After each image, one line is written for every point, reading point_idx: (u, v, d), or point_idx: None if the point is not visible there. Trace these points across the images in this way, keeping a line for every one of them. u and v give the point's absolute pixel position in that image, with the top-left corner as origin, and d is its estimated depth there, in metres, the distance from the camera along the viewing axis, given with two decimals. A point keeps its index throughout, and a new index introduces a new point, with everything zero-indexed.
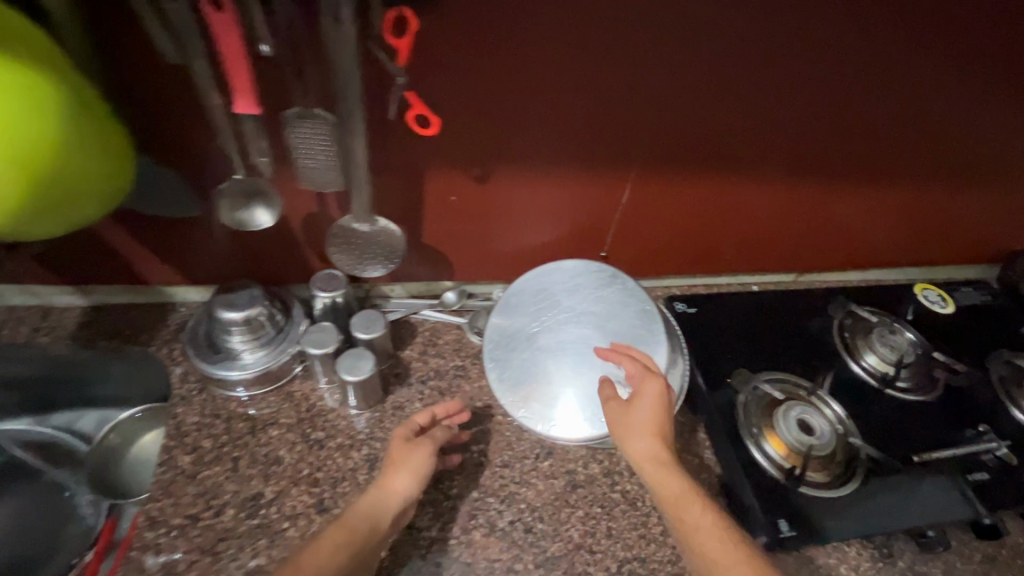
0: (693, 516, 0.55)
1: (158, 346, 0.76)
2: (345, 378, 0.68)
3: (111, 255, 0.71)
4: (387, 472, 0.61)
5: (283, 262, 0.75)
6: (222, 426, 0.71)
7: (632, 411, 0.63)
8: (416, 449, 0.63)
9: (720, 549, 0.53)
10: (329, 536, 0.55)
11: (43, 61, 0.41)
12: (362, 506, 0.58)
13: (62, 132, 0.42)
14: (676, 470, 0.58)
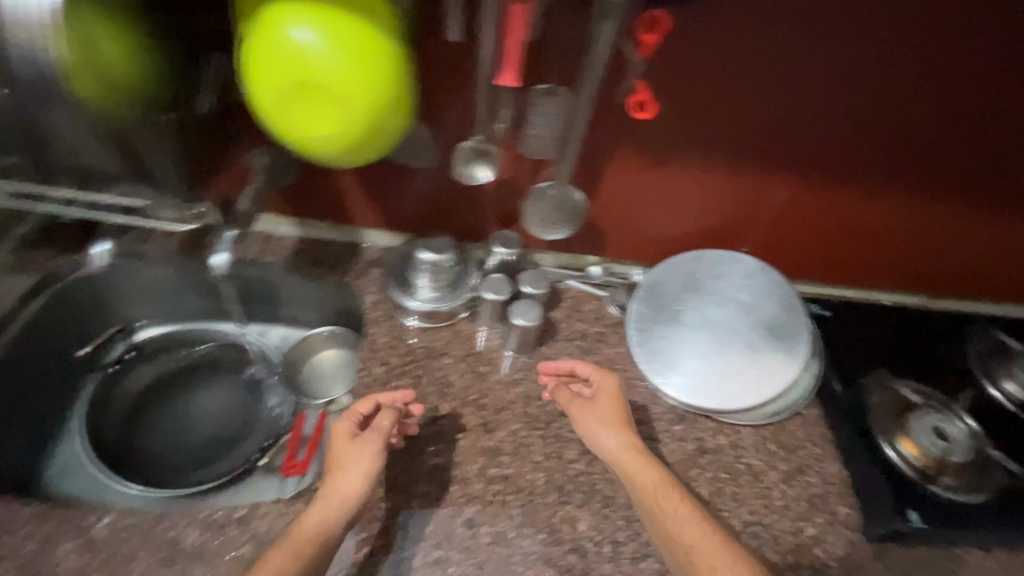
0: (671, 507, 0.65)
1: (353, 277, 0.90)
2: (516, 322, 0.80)
3: (335, 195, 0.86)
4: (332, 475, 0.63)
5: (467, 217, 0.87)
6: (406, 348, 0.83)
7: (595, 412, 0.72)
8: (358, 447, 0.64)
9: (697, 536, 0.62)
10: (275, 557, 0.56)
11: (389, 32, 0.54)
12: (307, 519, 0.60)
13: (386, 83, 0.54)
14: (648, 462, 0.68)
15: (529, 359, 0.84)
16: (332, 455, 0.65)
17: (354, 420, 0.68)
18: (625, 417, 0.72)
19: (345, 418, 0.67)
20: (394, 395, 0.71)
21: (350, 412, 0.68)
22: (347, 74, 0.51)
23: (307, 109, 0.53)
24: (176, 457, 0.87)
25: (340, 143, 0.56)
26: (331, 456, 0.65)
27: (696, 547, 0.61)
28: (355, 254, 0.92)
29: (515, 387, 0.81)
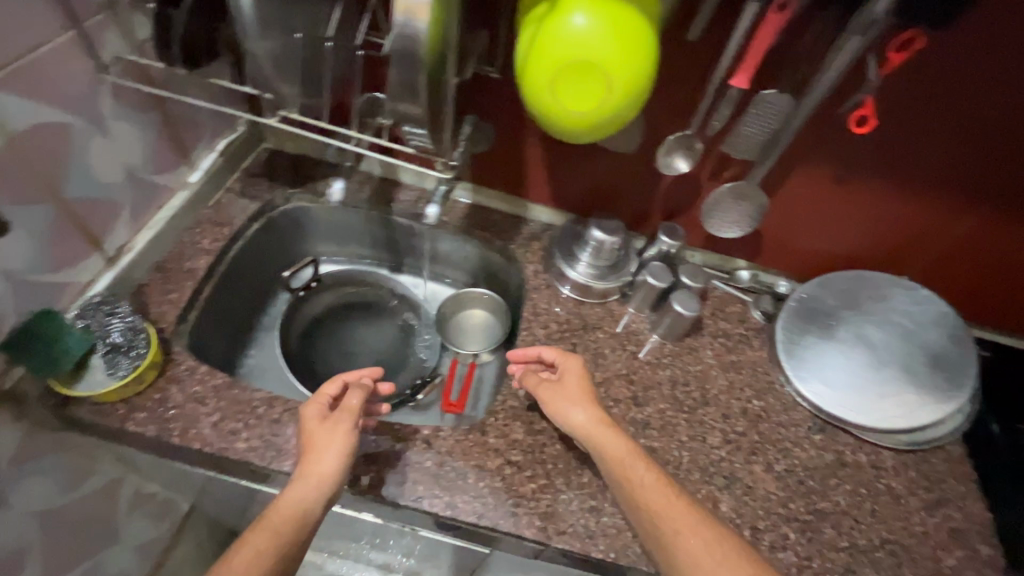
0: (638, 475, 0.62)
1: (517, 246, 0.96)
2: (677, 309, 0.84)
3: (516, 169, 0.92)
4: (308, 459, 0.62)
5: (636, 206, 0.92)
6: (563, 317, 0.89)
7: (563, 394, 0.71)
8: (333, 427, 0.64)
9: (668, 507, 0.59)
10: (253, 537, 0.54)
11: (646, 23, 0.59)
12: (290, 499, 0.58)
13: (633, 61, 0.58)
14: (616, 434, 0.66)
15: (676, 347, 0.89)
16: (307, 438, 0.63)
17: (323, 404, 0.67)
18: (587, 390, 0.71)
19: (314, 403, 0.67)
20: (354, 373, 0.73)
21: (319, 397, 0.68)
22: (622, 56, 0.56)
23: (574, 88, 0.59)
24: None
25: (593, 120, 0.61)
26: (306, 441, 0.64)
27: (674, 518, 0.58)
28: (519, 225, 0.99)
29: (662, 370, 0.85)
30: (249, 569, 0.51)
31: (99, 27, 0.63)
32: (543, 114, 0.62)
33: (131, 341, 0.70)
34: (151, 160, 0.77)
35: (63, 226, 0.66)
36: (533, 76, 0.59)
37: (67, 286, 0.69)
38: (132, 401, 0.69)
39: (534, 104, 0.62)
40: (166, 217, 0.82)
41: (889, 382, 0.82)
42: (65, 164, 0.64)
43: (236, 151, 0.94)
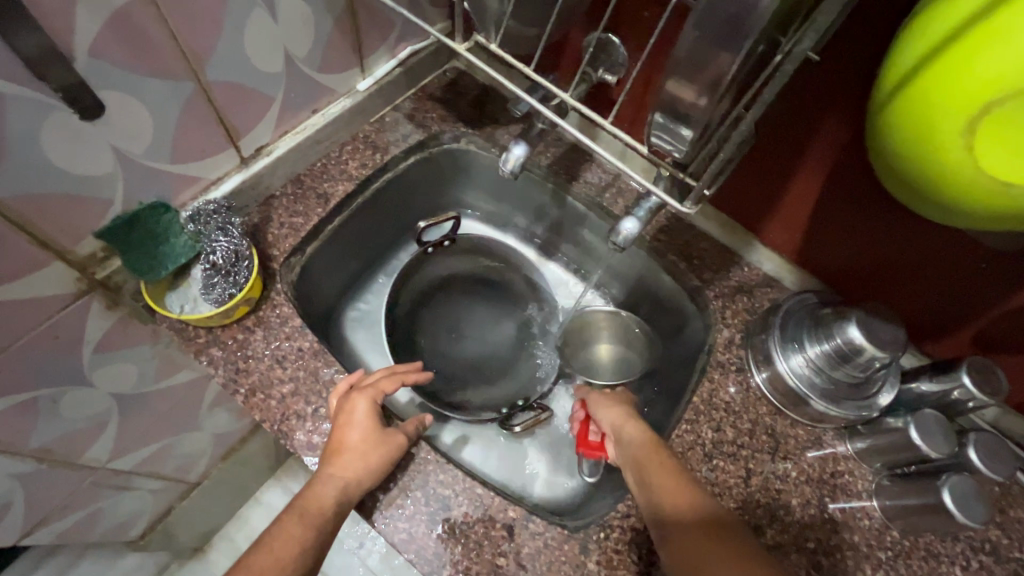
0: (658, 457, 0.54)
1: (715, 296, 0.69)
2: (947, 506, 0.52)
3: (767, 194, 0.63)
4: (335, 461, 0.52)
5: (936, 311, 0.58)
6: (748, 426, 0.62)
7: (607, 397, 0.65)
8: (380, 436, 0.53)
9: (672, 490, 0.50)
10: (290, 524, 0.48)
11: None
12: (317, 496, 0.49)
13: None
14: (644, 427, 0.58)
15: (904, 541, 0.57)
16: (342, 439, 0.53)
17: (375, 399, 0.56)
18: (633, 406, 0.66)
19: (366, 398, 0.55)
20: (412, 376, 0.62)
21: (373, 391, 0.57)
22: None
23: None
24: (444, 367, 0.80)
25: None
26: (338, 438, 0.53)
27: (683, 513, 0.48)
28: (729, 266, 0.70)
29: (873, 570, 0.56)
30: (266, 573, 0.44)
31: None
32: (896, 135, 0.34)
33: (232, 267, 0.59)
34: (318, 53, 0.62)
35: (198, 113, 0.54)
36: (933, 89, 0.30)
37: (191, 180, 0.59)
38: (216, 332, 0.60)
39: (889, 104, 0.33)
40: (318, 124, 0.69)
41: None
42: (215, 38, 0.50)
43: (418, 65, 0.77)
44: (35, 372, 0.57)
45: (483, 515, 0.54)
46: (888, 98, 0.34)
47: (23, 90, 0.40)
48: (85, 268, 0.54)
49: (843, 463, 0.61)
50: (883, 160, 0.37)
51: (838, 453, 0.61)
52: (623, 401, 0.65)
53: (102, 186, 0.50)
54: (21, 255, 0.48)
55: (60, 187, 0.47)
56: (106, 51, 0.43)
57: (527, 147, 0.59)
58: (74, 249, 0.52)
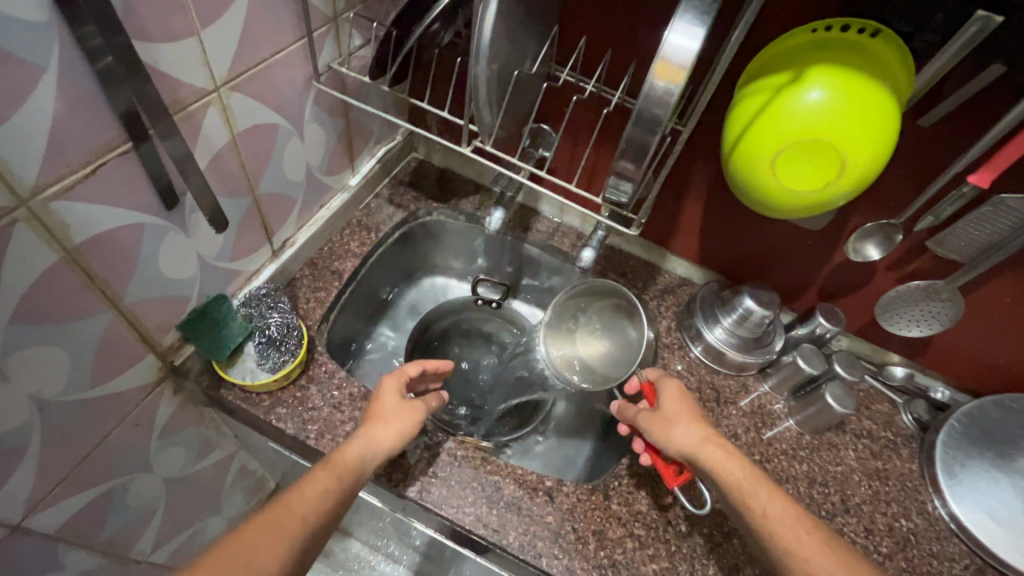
0: (761, 504, 0.58)
1: (651, 298, 0.93)
2: (831, 404, 0.77)
3: (670, 219, 0.89)
4: (373, 423, 0.66)
5: (793, 277, 0.86)
6: (696, 385, 0.85)
7: (662, 417, 0.68)
8: (403, 410, 0.68)
9: (792, 532, 0.56)
10: (319, 476, 0.58)
11: (863, 140, 0.52)
12: (343, 451, 0.61)
13: (818, 159, 0.53)
14: (736, 459, 0.62)
15: (814, 440, 0.81)
16: (378, 405, 0.67)
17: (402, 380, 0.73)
18: (694, 406, 0.70)
19: (394, 377, 0.71)
20: (433, 363, 0.79)
21: (400, 373, 0.73)
22: (820, 165, 0.53)
23: (800, 165, 0.54)
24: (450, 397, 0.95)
25: (809, 200, 0.56)
26: (374, 408, 0.68)
27: (807, 543, 0.55)
28: (654, 276, 0.95)
29: (799, 463, 0.79)
30: (306, 511, 0.55)
31: (322, 38, 0.65)
32: (731, 160, 0.59)
33: (283, 337, 0.71)
34: (327, 163, 0.80)
35: (250, 220, 0.68)
36: (755, 137, 0.55)
37: (239, 274, 0.72)
38: (276, 394, 0.71)
39: (733, 138, 0.58)
40: (326, 216, 0.85)
41: None
42: (266, 161, 0.66)
43: (391, 160, 0.96)
44: (118, 460, 0.64)
45: (527, 489, 0.69)
46: (731, 140, 0.58)
47: (156, 219, 0.54)
48: (165, 357, 0.64)
49: (764, 398, 0.85)
50: (729, 180, 0.61)
51: (759, 391, 0.86)
52: (696, 415, 0.68)
53: (185, 286, 0.62)
54: (128, 351, 0.59)
55: (160, 291, 0.59)
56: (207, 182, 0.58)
57: (504, 211, 0.80)
58: (160, 341, 0.63)
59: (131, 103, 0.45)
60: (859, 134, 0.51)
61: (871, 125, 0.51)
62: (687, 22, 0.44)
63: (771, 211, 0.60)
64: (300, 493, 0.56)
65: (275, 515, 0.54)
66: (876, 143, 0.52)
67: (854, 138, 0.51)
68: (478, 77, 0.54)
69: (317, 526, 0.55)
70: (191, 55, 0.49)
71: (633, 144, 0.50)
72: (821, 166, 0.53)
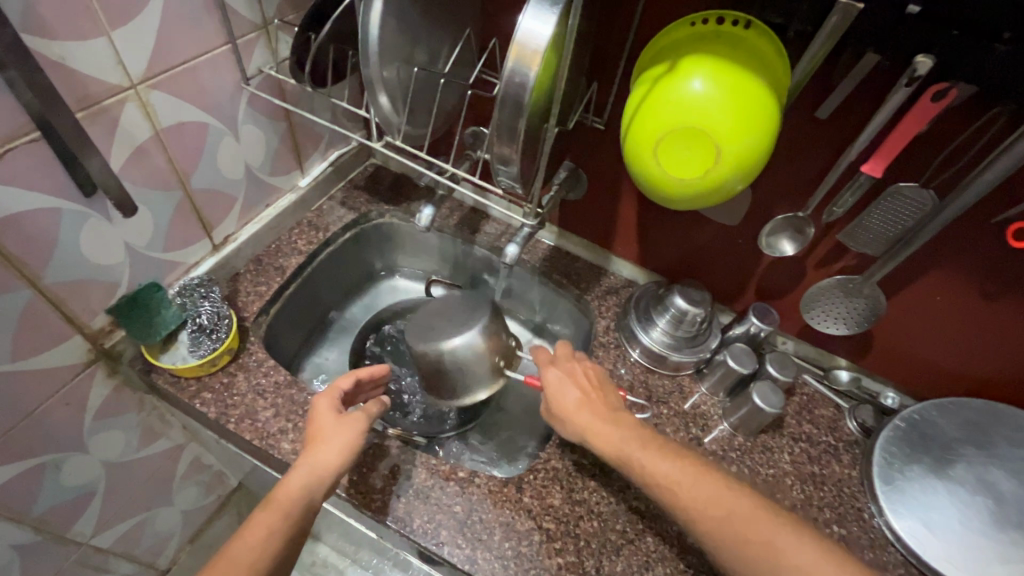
0: (645, 468, 0.61)
1: (593, 298, 0.94)
2: (757, 403, 0.75)
3: (609, 219, 0.90)
4: (314, 447, 0.65)
5: (729, 277, 0.85)
6: (629, 385, 0.84)
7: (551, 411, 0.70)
8: (345, 426, 0.67)
9: (682, 493, 0.58)
10: (263, 516, 0.59)
11: (741, 125, 0.52)
12: (286, 486, 0.61)
13: (701, 146, 0.54)
14: (616, 439, 0.64)
15: (748, 442, 0.80)
16: (315, 427, 0.66)
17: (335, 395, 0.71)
18: (581, 381, 0.70)
19: (326, 396, 0.69)
20: (366, 372, 0.78)
21: (333, 390, 0.72)
22: (706, 151, 0.54)
23: (681, 152, 0.55)
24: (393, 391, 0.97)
25: (696, 188, 0.57)
26: (313, 429, 0.67)
27: (693, 497, 0.58)
28: (598, 277, 0.96)
29: (728, 465, 0.77)
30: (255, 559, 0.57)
31: (250, 43, 0.70)
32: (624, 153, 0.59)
33: (214, 325, 0.75)
34: (269, 163, 0.84)
35: (184, 213, 0.73)
36: (639, 127, 0.56)
37: (176, 265, 0.76)
38: (204, 380, 0.74)
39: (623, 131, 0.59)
40: (272, 215, 0.89)
41: (989, 532, 0.69)
42: (198, 158, 0.71)
43: (344, 164, 1.01)
44: (48, 437, 0.68)
45: (439, 479, 0.70)
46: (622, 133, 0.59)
47: (73, 204, 0.58)
48: (96, 340, 0.68)
49: (700, 398, 0.84)
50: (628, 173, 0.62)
51: (696, 393, 0.84)
52: (570, 399, 0.68)
53: (114, 273, 0.66)
54: (53, 331, 0.63)
55: (86, 275, 0.63)
56: (131, 176, 0.63)
57: (433, 210, 0.82)
58: (88, 324, 0.67)
59: (34, 94, 0.49)
60: (735, 120, 0.52)
61: (746, 111, 0.52)
62: (541, 10, 0.46)
63: (670, 202, 0.60)
64: (243, 540, 0.58)
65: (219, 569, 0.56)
66: (755, 128, 0.53)
67: (731, 124, 0.52)
68: (371, 73, 0.57)
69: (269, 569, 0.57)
70: (102, 54, 0.54)
71: (505, 129, 0.51)
72: (704, 152, 0.54)
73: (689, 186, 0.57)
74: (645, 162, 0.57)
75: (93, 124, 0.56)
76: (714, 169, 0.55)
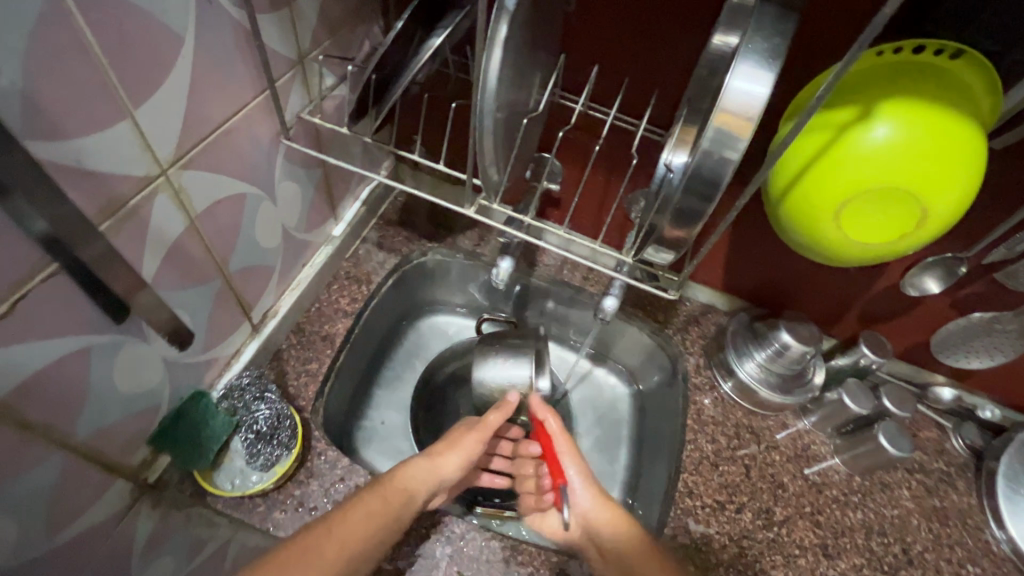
0: (651, 571, 0.56)
1: (674, 332, 0.85)
2: (884, 445, 0.70)
3: None
4: (438, 448, 0.63)
5: (830, 302, 0.78)
6: (733, 429, 0.77)
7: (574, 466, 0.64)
8: (471, 435, 0.65)
9: None
10: (368, 500, 0.56)
11: (950, 183, 0.44)
12: (403, 474, 0.59)
13: (895, 207, 0.45)
14: (626, 529, 0.59)
15: (865, 481, 0.75)
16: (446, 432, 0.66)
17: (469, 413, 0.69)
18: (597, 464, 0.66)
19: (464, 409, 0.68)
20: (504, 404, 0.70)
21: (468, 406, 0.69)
22: (901, 212, 0.45)
23: (871, 214, 0.46)
24: None
25: (884, 250, 0.48)
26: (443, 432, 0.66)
27: None
28: (675, 306, 0.88)
29: (854, 512, 0.72)
30: (336, 552, 0.51)
31: (287, 86, 0.55)
32: (783, 206, 0.50)
33: (274, 430, 0.62)
34: (306, 220, 0.70)
35: (223, 302, 0.59)
36: (816, 184, 0.46)
37: (216, 362, 0.62)
38: (271, 496, 0.62)
39: (784, 182, 0.49)
40: (310, 275, 0.75)
41: None
42: (235, 238, 0.56)
43: (376, 199, 0.87)
44: None
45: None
46: (782, 183, 0.49)
47: (103, 337, 0.44)
48: (138, 476, 0.56)
49: (807, 437, 0.78)
50: (778, 227, 0.52)
51: (800, 430, 0.78)
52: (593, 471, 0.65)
53: (153, 395, 0.53)
54: (90, 484, 0.49)
55: (122, 409, 0.50)
56: (165, 282, 0.49)
57: (512, 259, 0.71)
58: (130, 462, 0.54)
59: (50, 223, 0.35)
60: (943, 179, 0.43)
61: (959, 164, 0.43)
62: (753, 66, 0.35)
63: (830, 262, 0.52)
64: (343, 521, 0.54)
65: (311, 539, 0.51)
66: (966, 185, 0.44)
67: (938, 184, 0.43)
68: (483, 133, 0.45)
69: (353, 559, 0.52)
70: (124, 141, 0.39)
71: (682, 207, 0.41)
72: (898, 214, 0.45)
73: (867, 249, 0.48)
74: (814, 221, 0.48)
75: (119, 234, 0.42)
76: (906, 233, 0.46)
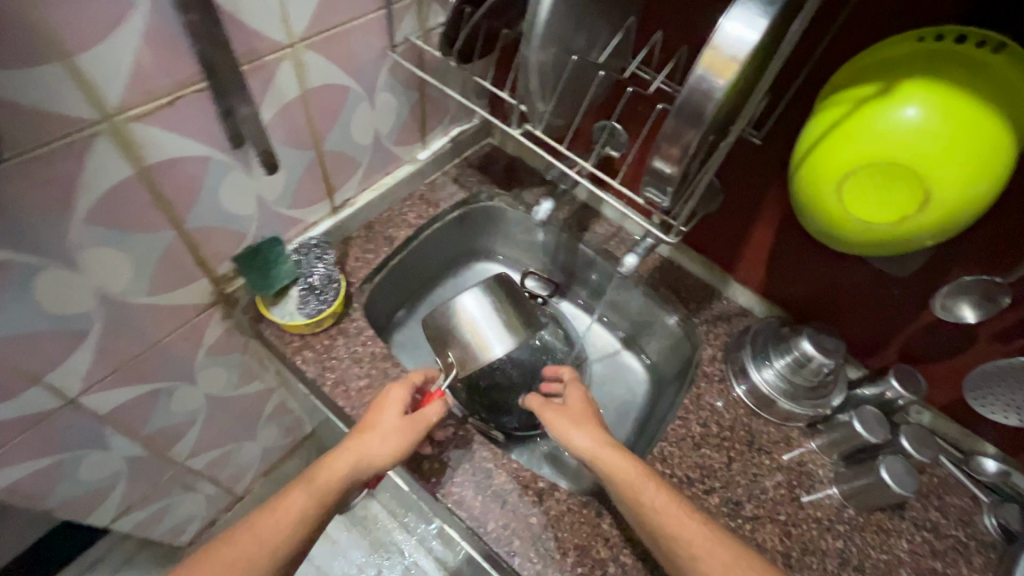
0: (648, 500, 0.57)
1: (702, 322, 0.86)
2: (882, 476, 0.66)
3: (739, 240, 0.82)
4: (363, 436, 0.62)
5: (869, 327, 0.75)
6: (729, 421, 0.77)
7: (568, 418, 0.66)
8: (402, 422, 0.63)
9: (674, 525, 0.55)
10: (295, 495, 0.59)
11: (964, 173, 0.44)
12: (331, 470, 0.60)
13: (900, 189, 0.46)
14: (624, 455, 0.61)
15: (859, 516, 0.71)
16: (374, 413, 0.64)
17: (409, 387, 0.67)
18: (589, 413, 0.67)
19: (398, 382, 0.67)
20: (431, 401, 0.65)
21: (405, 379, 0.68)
22: (907, 195, 0.46)
23: (872, 192, 0.48)
24: None
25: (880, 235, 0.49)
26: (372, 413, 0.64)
27: (688, 535, 0.55)
28: (710, 299, 0.88)
29: (833, 538, 0.69)
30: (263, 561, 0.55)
31: (402, 10, 0.68)
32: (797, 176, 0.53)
33: (324, 286, 0.76)
34: (396, 134, 0.83)
35: (314, 172, 0.74)
36: (828, 153, 0.49)
37: (297, 222, 0.77)
38: (306, 338, 0.76)
39: (802, 152, 0.52)
40: (389, 184, 0.89)
41: None
42: (334, 121, 0.71)
43: (463, 140, 0.99)
44: (168, 365, 0.72)
45: (518, 484, 0.67)
46: (801, 152, 0.52)
47: (222, 155, 0.59)
48: (219, 284, 0.71)
49: (808, 455, 0.75)
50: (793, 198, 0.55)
51: (806, 449, 0.75)
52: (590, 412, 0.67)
53: (245, 222, 0.69)
54: (186, 270, 0.66)
55: (222, 223, 0.66)
56: (275, 132, 0.64)
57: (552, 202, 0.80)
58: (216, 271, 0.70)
59: (209, 50, 0.50)
60: (956, 167, 0.43)
61: (977, 156, 0.43)
62: (749, 11, 0.40)
63: (836, 240, 0.54)
64: (274, 517, 0.57)
65: (239, 548, 0.55)
66: (983, 179, 0.44)
67: (949, 171, 0.44)
68: (531, 54, 0.53)
69: (291, 548, 0.57)
70: (271, 11, 0.54)
71: (676, 137, 0.46)
72: (902, 196, 0.46)
73: (869, 230, 0.50)
74: (821, 191, 0.50)
75: (252, 79, 0.57)
76: (908, 218, 0.47)
